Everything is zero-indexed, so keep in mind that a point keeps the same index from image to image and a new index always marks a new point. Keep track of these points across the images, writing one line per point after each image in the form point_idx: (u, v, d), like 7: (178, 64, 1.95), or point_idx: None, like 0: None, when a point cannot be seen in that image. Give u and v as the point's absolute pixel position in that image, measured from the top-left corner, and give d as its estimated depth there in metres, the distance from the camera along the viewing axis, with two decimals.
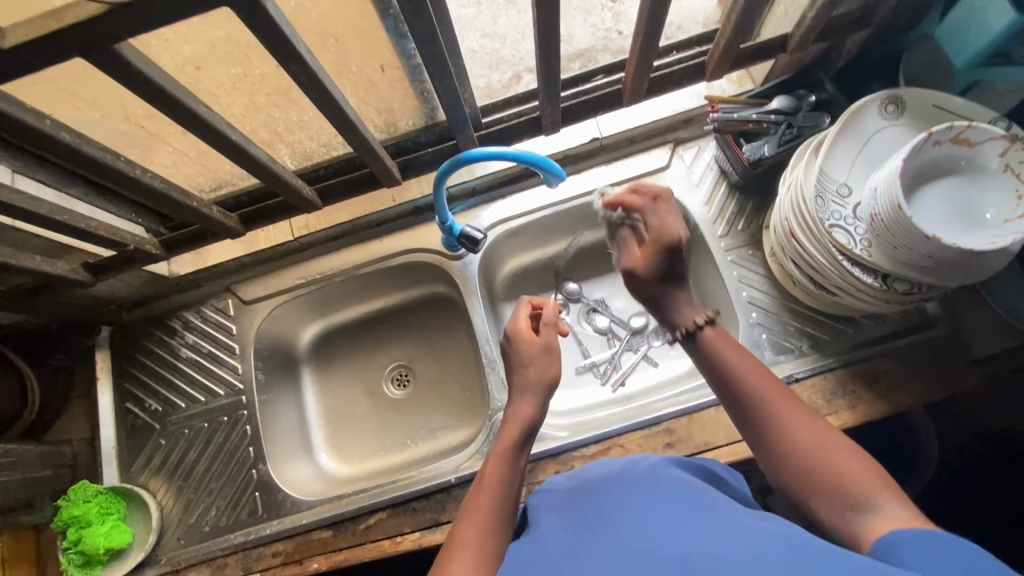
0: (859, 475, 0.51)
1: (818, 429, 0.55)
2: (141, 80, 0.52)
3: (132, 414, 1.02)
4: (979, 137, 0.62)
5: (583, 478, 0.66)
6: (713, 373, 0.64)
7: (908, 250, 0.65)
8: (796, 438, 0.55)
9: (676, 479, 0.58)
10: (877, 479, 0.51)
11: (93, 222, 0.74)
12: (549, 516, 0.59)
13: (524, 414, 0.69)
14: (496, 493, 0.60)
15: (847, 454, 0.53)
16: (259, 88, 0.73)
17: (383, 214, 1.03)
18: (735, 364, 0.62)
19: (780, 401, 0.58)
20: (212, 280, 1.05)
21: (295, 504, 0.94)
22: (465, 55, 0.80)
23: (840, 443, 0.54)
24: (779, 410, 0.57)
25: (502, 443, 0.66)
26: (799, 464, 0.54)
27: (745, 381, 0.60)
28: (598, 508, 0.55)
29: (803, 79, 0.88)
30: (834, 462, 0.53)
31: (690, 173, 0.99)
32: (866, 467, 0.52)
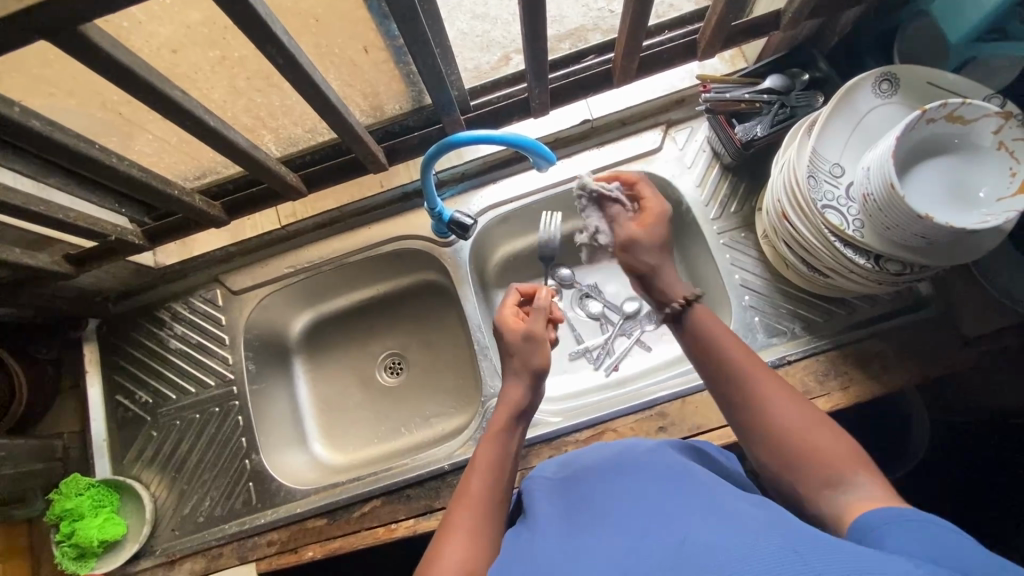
0: (840, 453, 0.53)
1: (799, 406, 0.57)
2: (110, 63, 0.50)
3: (122, 407, 1.01)
4: (973, 113, 0.60)
5: (576, 462, 0.66)
6: (699, 358, 0.65)
7: (900, 230, 0.64)
8: (781, 421, 0.56)
9: (668, 461, 0.59)
10: (854, 458, 0.53)
11: (71, 212, 0.72)
12: (542, 502, 0.59)
13: (512, 401, 0.70)
14: (490, 476, 0.62)
15: (829, 433, 0.55)
16: (239, 71, 0.71)
17: (372, 201, 1.01)
18: (721, 343, 0.63)
19: (764, 382, 0.59)
20: (199, 271, 1.03)
21: (289, 493, 0.94)
22: (455, 37, 0.82)
23: (822, 422, 0.56)
24: (764, 391, 0.58)
25: (494, 428, 0.68)
26: (785, 442, 0.55)
27: (731, 360, 0.62)
28: (591, 496, 0.55)
29: (796, 57, 0.87)
30: (815, 439, 0.54)
31: (682, 156, 0.98)
32: (843, 444, 0.54)
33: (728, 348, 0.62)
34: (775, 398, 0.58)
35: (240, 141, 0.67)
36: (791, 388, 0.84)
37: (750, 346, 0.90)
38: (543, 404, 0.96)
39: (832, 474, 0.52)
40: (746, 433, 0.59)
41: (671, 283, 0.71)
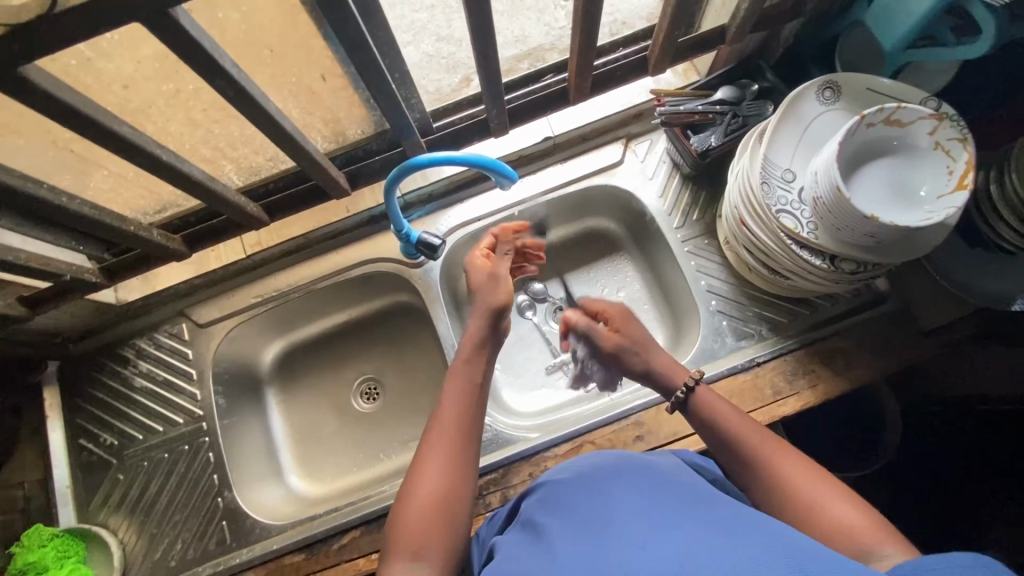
0: (867, 525, 0.53)
1: (819, 481, 0.58)
2: (55, 103, 0.49)
3: (86, 451, 0.97)
4: (909, 117, 0.63)
5: (568, 469, 0.65)
6: (717, 447, 0.67)
7: (851, 230, 0.66)
8: (799, 494, 0.58)
9: (664, 476, 0.57)
10: (881, 528, 0.53)
11: (23, 253, 0.70)
12: (533, 513, 0.58)
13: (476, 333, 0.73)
14: (458, 409, 0.66)
15: (853, 506, 0.55)
16: (195, 104, 0.72)
17: (338, 225, 1.01)
18: (727, 426, 0.67)
19: (777, 459, 0.62)
20: (163, 305, 1.01)
21: (265, 530, 0.92)
22: (421, 59, 0.83)
23: (842, 492, 0.57)
24: (781, 466, 0.61)
25: (461, 356, 0.71)
26: (804, 510, 0.57)
27: (742, 440, 0.65)
28: (581, 499, 0.54)
29: (744, 70, 0.90)
30: (837, 508, 0.55)
31: (643, 168, 1.00)
32: (865, 512, 0.54)
33: (734, 431, 0.66)
34: (790, 473, 0.60)
35: (197, 173, 0.66)
36: (762, 389, 0.86)
37: (720, 350, 0.91)
38: (522, 420, 0.95)
39: (859, 549, 0.52)
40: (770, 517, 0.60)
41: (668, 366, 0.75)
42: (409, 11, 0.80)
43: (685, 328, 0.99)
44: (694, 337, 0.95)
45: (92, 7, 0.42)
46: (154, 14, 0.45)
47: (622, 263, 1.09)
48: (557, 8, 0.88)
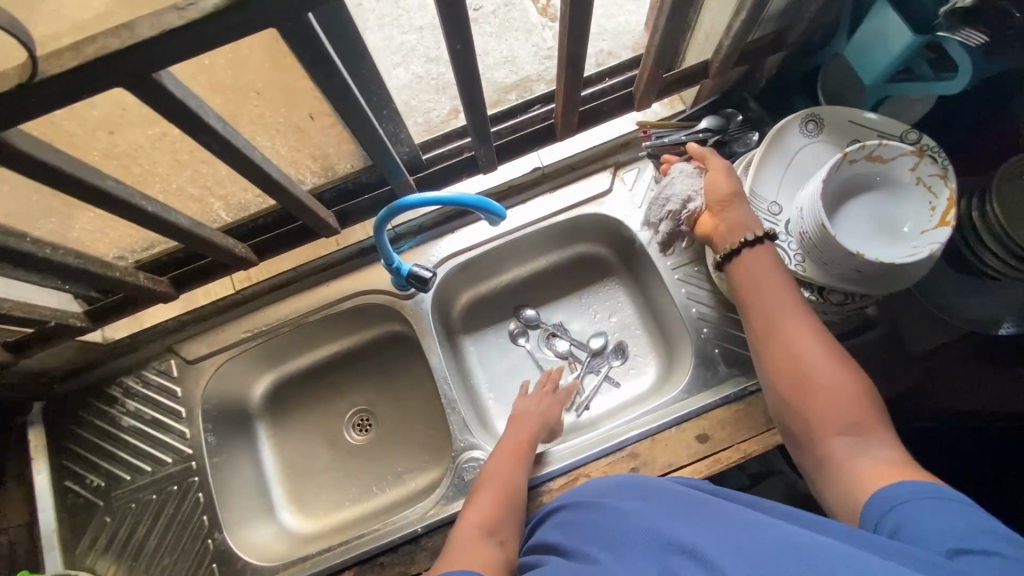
0: (869, 412, 0.57)
1: (833, 356, 0.61)
2: (37, 165, 0.48)
3: (72, 493, 0.95)
4: (891, 153, 0.64)
5: (580, 491, 0.69)
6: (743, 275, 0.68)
7: (837, 264, 0.67)
8: (823, 386, 0.59)
9: (671, 493, 0.60)
10: (877, 412, 0.57)
11: (5, 301, 0.69)
12: (559, 532, 0.61)
13: (522, 427, 0.90)
14: (506, 486, 0.80)
15: (860, 393, 0.58)
16: (182, 146, 0.72)
17: (329, 258, 1.00)
18: (766, 284, 0.66)
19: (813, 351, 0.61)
20: (151, 342, 1.00)
21: (257, 571, 0.90)
22: (412, 79, 0.88)
23: (853, 373, 0.60)
24: (812, 356, 0.61)
25: (506, 449, 0.86)
26: (813, 388, 0.60)
27: (781, 301, 0.65)
28: (603, 512, 0.58)
29: (729, 100, 0.92)
30: (844, 391, 0.58)
31: (632, 196, 1.01)
32: (865, 393, 0.58)
33: (771, 292, 0.65)
34: (806, 348, 0.62)
35: (182, 220, 0.65)
36: (756, 418, 0.86)
37: (713, 379, 0.91)
38: None
39: (855, 426, 0.56)
40: (772, 361, 0.64)
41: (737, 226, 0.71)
42: (398, 35, 0.88)
43: (678, 355, 0.99)
44: (686, 365, 0.95)
45: (73, 75, 0.42)
46: (137, 78, 0.45)
47: (613, 289, 1.09)
48: (545, 29, 0.92)
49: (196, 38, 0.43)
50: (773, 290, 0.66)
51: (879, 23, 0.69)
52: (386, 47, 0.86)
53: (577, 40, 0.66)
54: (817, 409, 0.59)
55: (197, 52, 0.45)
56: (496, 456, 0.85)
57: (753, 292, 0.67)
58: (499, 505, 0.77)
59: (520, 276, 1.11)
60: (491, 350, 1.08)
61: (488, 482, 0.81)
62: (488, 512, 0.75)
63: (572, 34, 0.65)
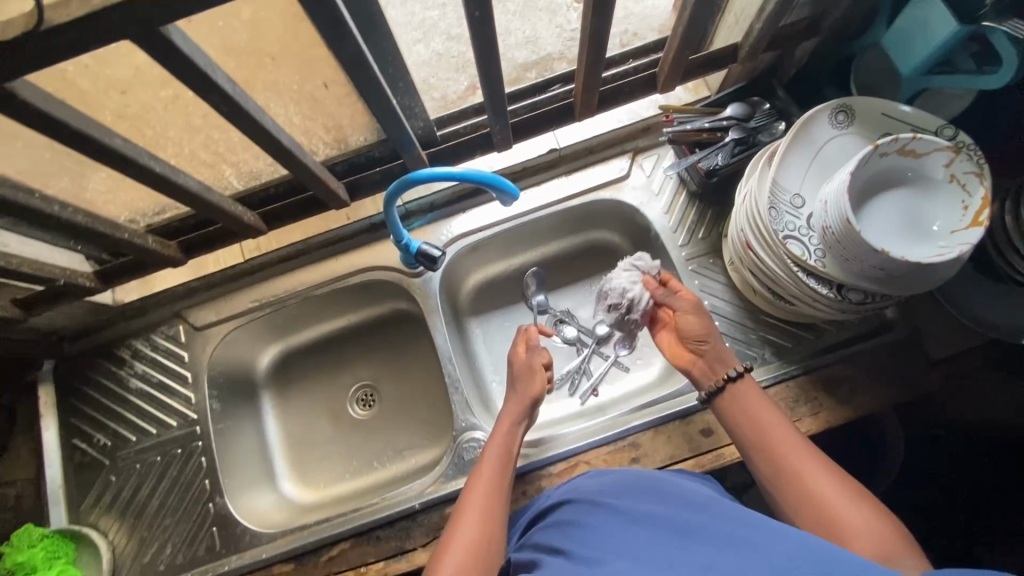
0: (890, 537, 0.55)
1: (841, 482, 0.60)
2: (40, 115, 0.48)
3: (79, 450, 0.97)
4: (924, 148, 0.62)
5: (581, 487, 0.69)
6: (740, 418, 0.71)
7: (859, 262, 0.64)
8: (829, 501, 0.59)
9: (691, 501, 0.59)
10: (895, 534, 0.55)
11: (15, 257, 0.69)
12: (554, 536, 0.62)
13: (509, 417, 0.81)
14: (490, 486, 0.73)
15: (872, 511, 0.57)
16: (193, 110, 0.71)
17: (339, 231, 1.00)
18: (757, 414, 0.69)
19: (806, 464, 0.63)
20: (161, 306, 1.00)
21: (255, 538, 0.91)
22: None
23: (867, 502, 0.58)
24: (810, 472, 0.62)
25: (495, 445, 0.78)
26: (829, 518, 0.58)
27: (773, 429, 0.67)
28: (597, 526, 0.58)
29: (756, 86, 0.88)
30: (862, 521, 0.56)
31: (649, 183, 0.98)
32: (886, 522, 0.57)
33: (764, 418, 0.69)
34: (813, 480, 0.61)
35: (192, 184, 0.65)
36: None
37: None
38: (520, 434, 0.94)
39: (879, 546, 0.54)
40: (781, 490, 0.63)
41: (720, 360, 0.75)
42: None
43: None
44: None
45: (80, 23, 0.42)
46: (144, 30, 0.44)
47: None
48: (570, 8, 0.80)
49: None
50: (768, 423, 0.68)
51: (921, 12, 0.66)
52: (407, 22, 0.71)
53: (601, 18, 0.64)
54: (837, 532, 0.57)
55: (205, 6, 0.44)
56: (488, 452, 0.77)
57: (749, 426, 0.69)
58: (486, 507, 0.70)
59: (529, 261, 1.09)
60: (498, 332, 1.07)
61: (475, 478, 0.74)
62: (467, 521, 0.68)
63: (596, 10, 0.63)
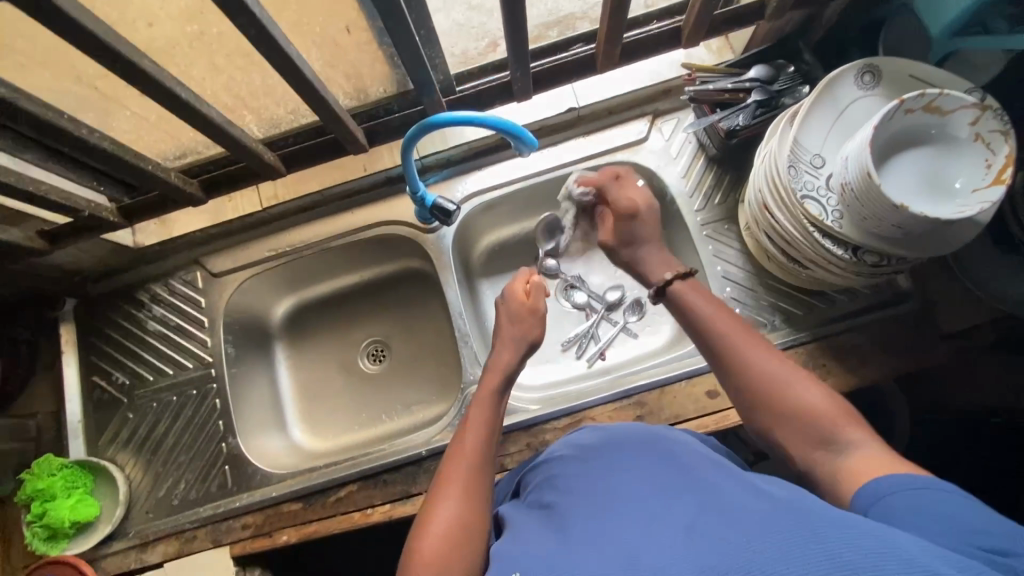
0: (826, 406, 0.55)
1: (781, 362, 0.60)
2: (71, 24, 0.49)
3: (98, 387, 1.00)
4: (950, 105, 0.61)
5: (573, 443, 0.64)
6: (685, 317, 0.69)
7: (877, 220, 0.64)
8: (770, 382, 0.58)
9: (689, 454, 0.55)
10: (830, 401, 0.55)
11: (44, 185, 0.72)
12: (540, 492, 0.58)
13: (501, 365, 0.73)
14: (479, 439, 0.64)
15: (812, 387, 0.57)
16: (218, 49, 0.71)
17: (355, 184, 1.00)
18: (702, 310, 0.67)
19: (749, 348, 0.62)
20: (180, 252, 1.02)
21: (265, 477, 0.94)
22: None
23: (810, 384, 0.57)
24: (753, 358, 0.61)
25: (483, 395, 0.70)
26: (773, 404, 0.57)
27: (716, 321, 0.65)
28: (586, 477, 0.54)
29: (782, 49, 0.87)
30: (809, 404, 0.55)
31: (668, 147, 0.98)
32: (828, 399, 0.56)
33: (709, 313, 0.67)
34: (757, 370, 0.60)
35: (214, 115, 0.66)
36: None
37: None
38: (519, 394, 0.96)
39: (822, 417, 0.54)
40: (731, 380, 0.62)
41: (664, 267, 0.75)
42: None
43: None
44: None
45: None
46: None
47: None
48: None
49: None
50: (712, 317, 0.66)
51: None
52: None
53: None
54: (784, 410, 0.57)
55: None
56: (476, 404, 0.69)
57: (694, 324, 0.67)
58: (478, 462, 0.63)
59: None
60: None
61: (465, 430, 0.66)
62: (459, 479, 0.59)
63: None
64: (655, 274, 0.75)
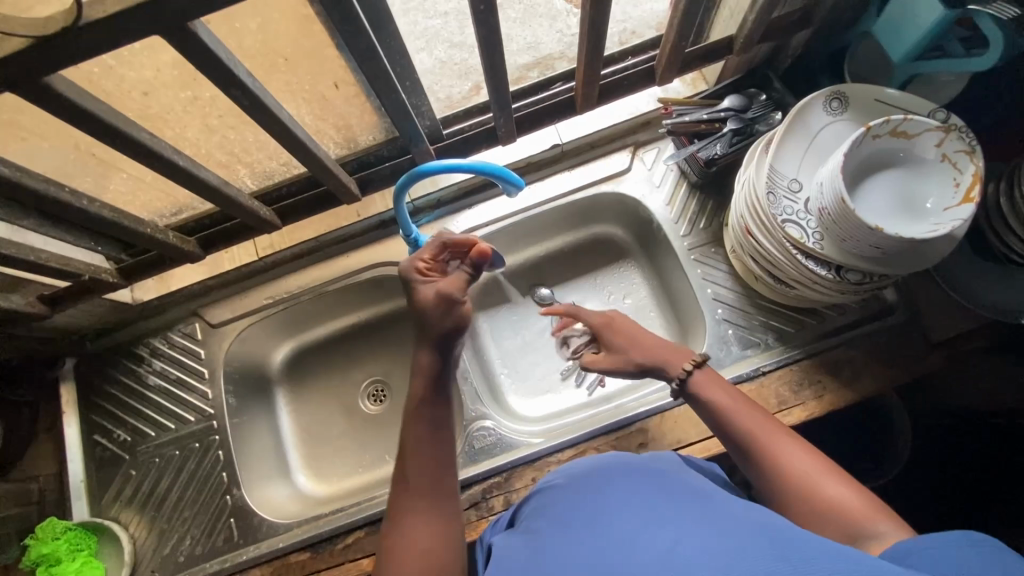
0: (860, 505, 0.53)
1: (810, 458, 0.58)
2: (75, 109, 0.52)
3: (101, 446, 1.00)
4: (915, 129, 0.64)
5: (568, 472, 0.64)
6: (704, 408, 0.67)
7: (856, 241, 0.66)
8: (795, 477, 0.57)
9: (684, 483, 0.55)
10: (868, 503, 0.53)
11: (44, 253, 0.73)
12: (531, 520, 0.58)
13: (423, 367, 0.67)
14: (422, 458, 0.62)
15: (842, 483, 0.56)
16: (211, 110, 0.74)
17: (348, 229, 1.02)
18: (720, 402, 0.65)
19: (773, 441, 0.60)
20: (178, 305, 1.03)
21: (271, 528, 0.93)
22: None
23: (838, 478, 0.56)
24: (777, 453, 0.59)
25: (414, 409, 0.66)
26: (803, 504, 0.56)
27: (736, 417, 0.64)
28: (577, 505, 0.54)
29: (753, 78, 0.91)
30: (840, 502, 0.54)
31: (650, 176, 1.01)
32: (867, 500, 0.54)
33: (730, 406, 0.65)
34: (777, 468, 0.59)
35: (209, 177, 0.69)
36: (767, 398, 0.86)
37: (724, 359, 0.91)
38: (522, 425, 0.97)
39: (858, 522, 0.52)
40: (756, 477, 0.60)
41: (672, 354, 0.72)
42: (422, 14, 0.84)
43: (690, 336, 1.00)
44: (698, 346, 0.95)
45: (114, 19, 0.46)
46: (176, 28, 0.48)
47: (627, 270, 1.09)
48: (569, 17, 0.88)
49: None
50: (732, 407, 0.65)
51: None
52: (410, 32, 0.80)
53: (599, 8, 0.66)
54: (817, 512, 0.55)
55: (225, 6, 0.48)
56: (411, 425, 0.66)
57: (715, 416, 0.66)
58: (430, 489, 0.62)
59: (535, 257, 1.11)
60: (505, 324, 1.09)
61: (407, 459, 0.63)
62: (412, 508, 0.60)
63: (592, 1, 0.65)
64: (666, 365, 0.72)
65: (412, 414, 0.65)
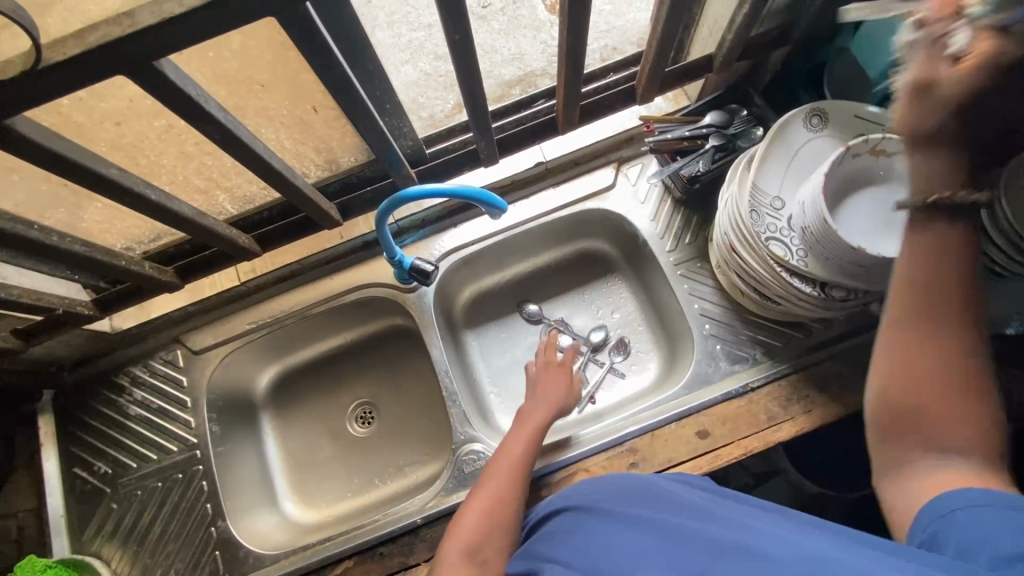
0: (967, 419, 0.47)
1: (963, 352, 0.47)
2: (40, 151, 0.50)
3: (80, 479, 0.97)
4: (894, 147, 0.65)
5: (575, 494, 0.65)
6: (920, 264, 0.47)
7: (838, 259, 0.66)
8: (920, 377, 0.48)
9: (685, 503, 0.55)
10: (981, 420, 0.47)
11: (16, 288, 0.72)
12: (540, 546, 0.59)
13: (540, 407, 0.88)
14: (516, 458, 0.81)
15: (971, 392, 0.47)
16: (187, 138, 0.72)
17: (332, 252, 1.01)
18: (930, 278, 0.47)
19: (933, 325, 0.47)
20: (158, 332, 1.01)
21: (258, 560, 0.91)
22: None
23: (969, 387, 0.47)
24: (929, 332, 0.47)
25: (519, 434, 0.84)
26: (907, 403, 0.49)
27: (935, 290, 0.47)
28: (579, 534, 0.54)
29: (733, 95, 0.91)
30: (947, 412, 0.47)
31: (635, 191, 1.01)
32: (981, 417, 0.47)
33: (938, 290, 0.46)
34: (890, 357, 0.49)
35: (184, 210, 0.67)
36: (757, 414, 0.86)
37: (713, 375, 0.91)
38: None
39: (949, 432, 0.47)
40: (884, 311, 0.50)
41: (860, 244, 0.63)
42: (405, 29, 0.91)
43: (678, 351, 0.99)
44: (686, 362, 0.95)
45: (76, 61, 0.45)
46: (141, 68, 0.47)
47: (615, 285, 1.09)
48: (552, 26, 0.89)
49: (194, 28, 0.46)
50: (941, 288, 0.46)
51: (886, 15, 0.70)
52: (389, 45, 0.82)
53: (577, 31, 0.66)
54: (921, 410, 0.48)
55: (191, 44, 0.48)
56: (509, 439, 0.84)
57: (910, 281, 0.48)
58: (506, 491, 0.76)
59: (521, 274, 1.10)
60: (494, 342, 1.08)
61: (501, 452, 0.82)
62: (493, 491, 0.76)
63: (570, 24, 0.65)
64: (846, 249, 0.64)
65: (522, 422, 0.86)
